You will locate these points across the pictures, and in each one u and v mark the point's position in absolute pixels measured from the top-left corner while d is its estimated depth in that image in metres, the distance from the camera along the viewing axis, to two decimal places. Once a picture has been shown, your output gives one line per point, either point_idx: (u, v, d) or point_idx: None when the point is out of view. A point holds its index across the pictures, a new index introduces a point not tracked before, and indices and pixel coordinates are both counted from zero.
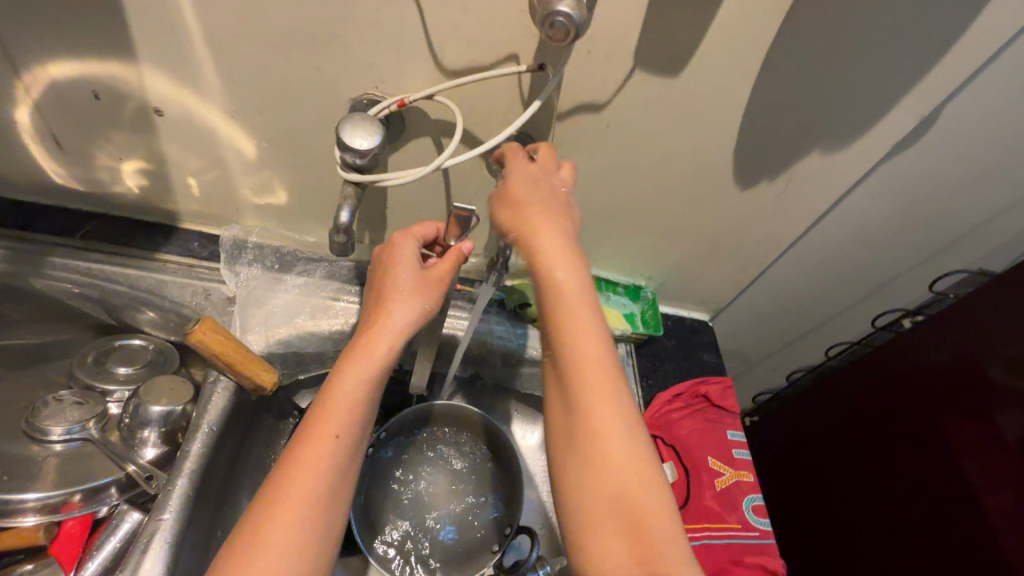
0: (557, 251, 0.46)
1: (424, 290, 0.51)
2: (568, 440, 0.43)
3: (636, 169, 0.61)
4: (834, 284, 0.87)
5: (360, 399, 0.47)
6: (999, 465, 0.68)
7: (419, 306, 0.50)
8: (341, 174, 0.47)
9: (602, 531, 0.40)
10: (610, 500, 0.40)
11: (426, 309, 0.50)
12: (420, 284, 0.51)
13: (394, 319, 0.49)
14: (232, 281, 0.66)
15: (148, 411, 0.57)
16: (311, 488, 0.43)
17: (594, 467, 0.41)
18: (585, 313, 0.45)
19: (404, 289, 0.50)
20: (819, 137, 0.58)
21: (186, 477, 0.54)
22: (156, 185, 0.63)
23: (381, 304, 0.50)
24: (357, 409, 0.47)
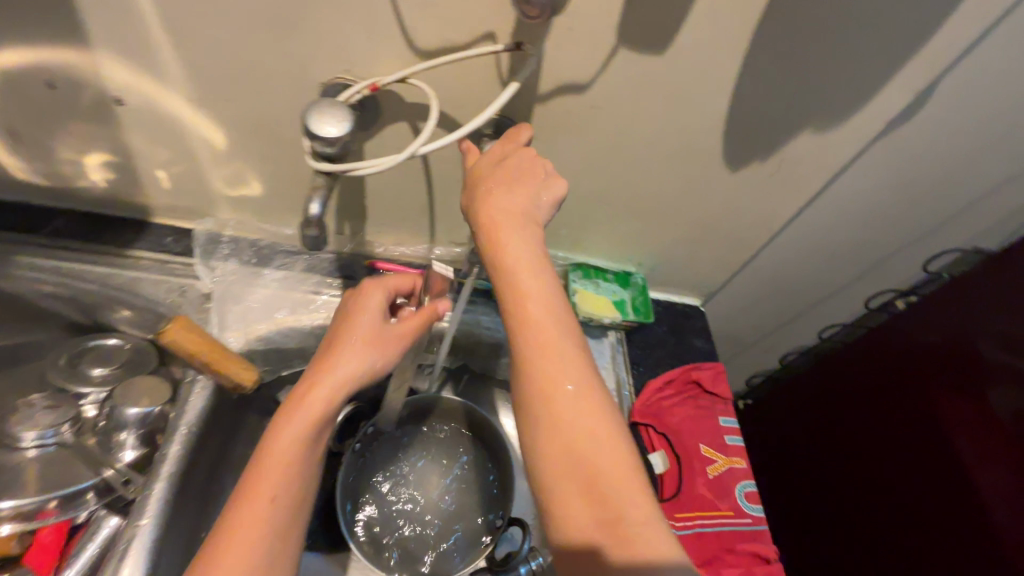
0: (508, 223, 0.45)
1: (381, 343, 0.49)
2: (526, 414, 0.42)
3: (623, 153, 0.59)
4: (827, 265, 0.85)
5: (297, 458, 0.45)
6: (992, 440, 0.68)
7: (373, 358, 0.48)
8: (311, 165, 0.44)
9: (562, 493, 0.38)
10: (567, 464, 0.39)
11: (377, 364, 0.48)
12: (375, 342, 0.49)
13: (340, 370, 0.47)
14: (207, 276, 0.64)
15: (124, 414, 0.56)
16: (244, 547, 0.41)
17: (550, 432, 0.40)
18: (543, 276, 0.44)
19: (360, 339, 0.48)
20: (811, 115, 0.56)
21: (165, 480, 0.52)
22: (123, 178, 0.60)
23: (332, 352, 0.48)
24: (295, 464, 0.44)
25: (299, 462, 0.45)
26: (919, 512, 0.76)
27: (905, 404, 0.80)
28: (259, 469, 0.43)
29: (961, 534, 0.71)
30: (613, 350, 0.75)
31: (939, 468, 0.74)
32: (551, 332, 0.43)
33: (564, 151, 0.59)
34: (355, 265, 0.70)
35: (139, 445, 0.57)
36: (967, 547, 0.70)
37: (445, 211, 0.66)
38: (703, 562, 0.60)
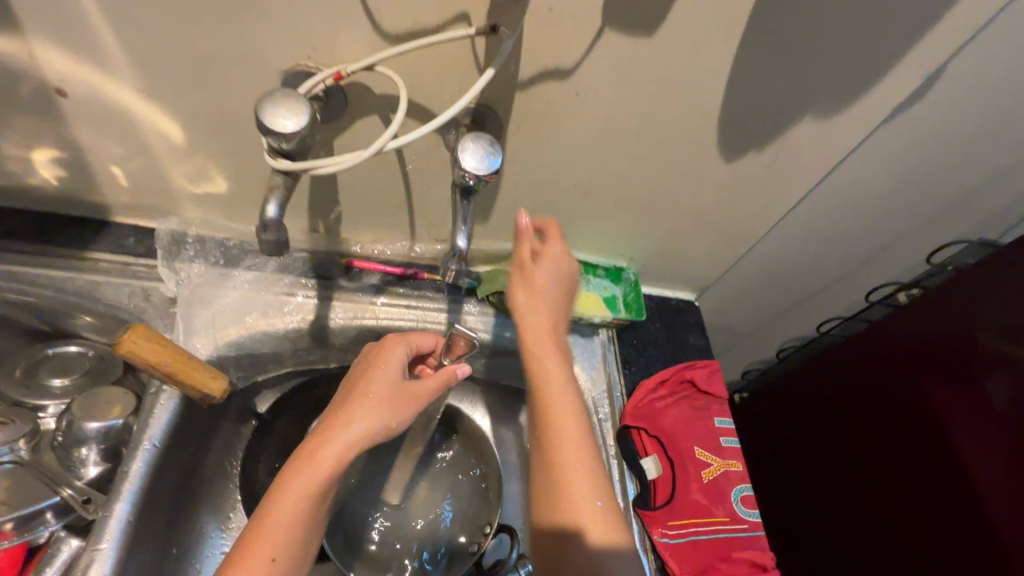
0: (551, 298, 0.56)
1: (398, 407, 0.49)
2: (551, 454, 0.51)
3: (612, 144, 0.56)
4: (825, 257, 0.82)
5: (302, 516, 0.44)
6: (993, 437, 0.65)
7: (388, 419, 0.48)
8: (268, 162, 0.40)
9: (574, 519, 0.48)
10: (581, 497, 0.49)
11: (390, 426, 0.48)
12: (388, 399, 0.49)
13: (354, 429, 0.47)
14: (172, 279, 0.60)
15: (83, 428, 0.53)
16: None
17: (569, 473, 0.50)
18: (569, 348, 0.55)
19: (379, 400, 0.48)
20: (811, 101, 0.52)
21: (126, 500, 0.49)
22: (76, 176, 0.56)
23: (346, 408, 0.48)
24: (302, 520, 0.44)
25: (299, 519, 0.44)
26: (915, 510, 0.74)
27: (901, 399, 0.77)
28: (268, 520, 0.43)
29: (957, 532, 0.69)
30: (604, 349, 0.71)
31: (935, 464, 0.72)
32: (570, 408, 0.52)
33: (549, 143, 0.55)
34: (332, 265, 0.66)
35: (102, 460, 0.54)
36: (965, 545, 0.68)
37: (424, 206, 0.63)
38: (697, 571, 0.58)
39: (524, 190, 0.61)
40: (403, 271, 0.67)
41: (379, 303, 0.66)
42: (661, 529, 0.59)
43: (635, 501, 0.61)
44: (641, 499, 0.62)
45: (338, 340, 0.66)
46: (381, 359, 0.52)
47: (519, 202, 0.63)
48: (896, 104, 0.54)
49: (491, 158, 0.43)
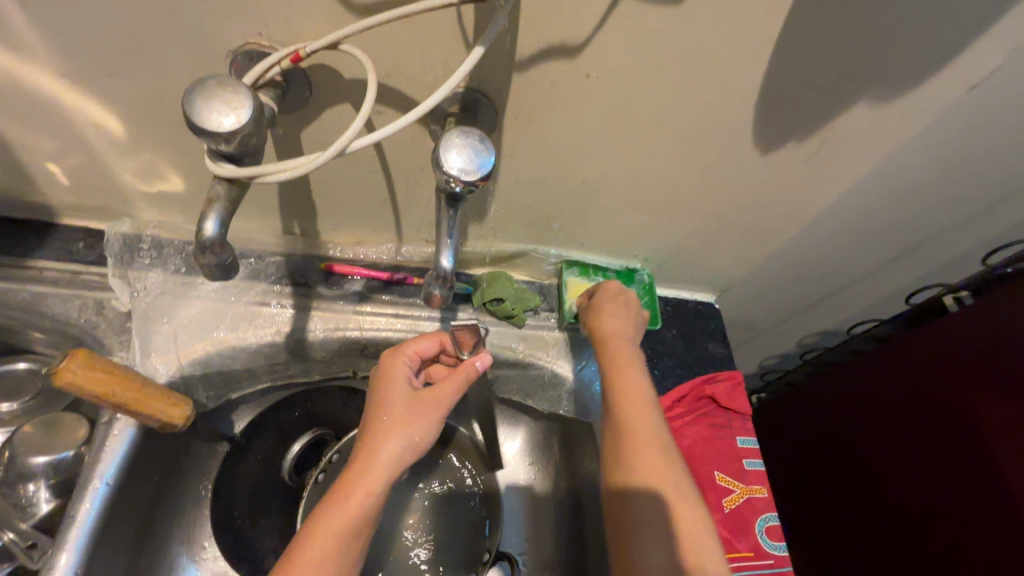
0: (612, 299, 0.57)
1: (426, 412, 0.45)
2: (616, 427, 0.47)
3: (628, 134, 0.47)
4: (860, 253, 0.74)
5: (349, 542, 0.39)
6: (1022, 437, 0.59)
7: (423, 430, 0.44)
8: (208, 167, 0.33)
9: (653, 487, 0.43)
10: (653, 465, 0.44)
11: (418, 441, 0.44)
12: (411, 412, 0.45)
13: (384, 449, 0.43)
14: (125, 291, 0.53)
15: (28, 462, 0.47)
16: None
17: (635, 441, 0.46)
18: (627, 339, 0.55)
19: (404, 412, 0.44)
20: (868, 80, 0.44)
21: (72, 548, 0.44)
22: (8, 174, 0.49)
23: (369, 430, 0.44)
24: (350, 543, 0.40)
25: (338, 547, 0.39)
26: (948, 536, 0.67)
27: (940, 413, 0.70)
28: (306, 548, 0.38)
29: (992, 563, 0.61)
30: None
31: (973, 486, 0.64)
32: (635, 397, 0.48)
33: (554, 135, 0.47)
34: (309, 269, 0.59)
35: (55, 496, 0.48)
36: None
37: (410, 205, 0.55)
38: None
39: (524, 187, 0.53)
40: (390, 276, 0.60)
41: (363, 312, 0.59)
42: None
43: None
44: None
45: (319, 353, 0.59)
46: (388, 369, 0.47)
47: (519, 201, 0.55)
48: (969, 84, 0.45)
49: (482, 159, 0.35)
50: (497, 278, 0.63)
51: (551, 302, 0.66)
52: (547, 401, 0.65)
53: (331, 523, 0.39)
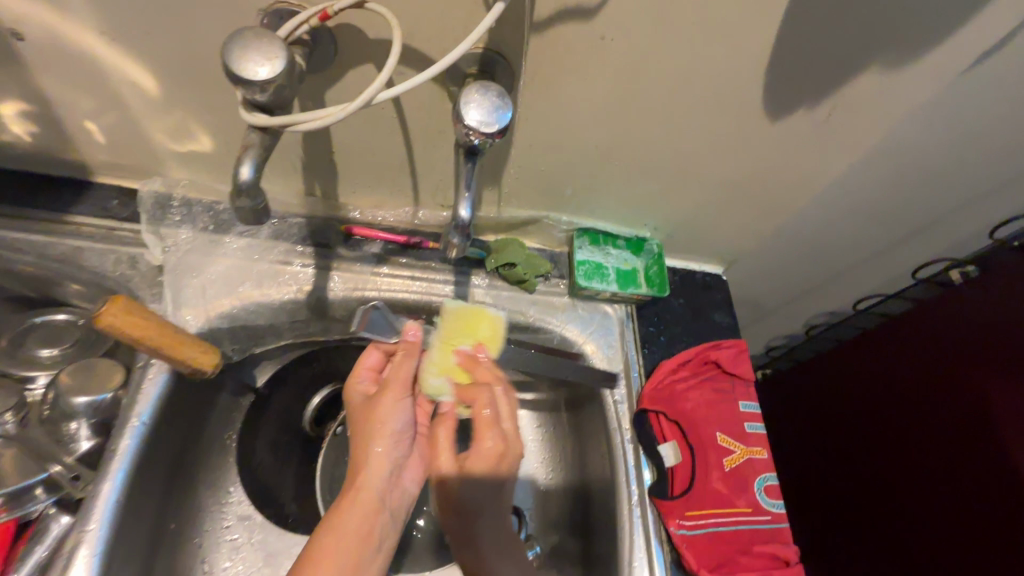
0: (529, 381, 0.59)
1: (387, 408, 0.52)
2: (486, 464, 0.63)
3: (641, 99, 0.49)
4: (868, 228, 0.75)
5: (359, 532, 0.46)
6: None
7: (387, 425, 0.52)
8: (243, 117, 0.35)
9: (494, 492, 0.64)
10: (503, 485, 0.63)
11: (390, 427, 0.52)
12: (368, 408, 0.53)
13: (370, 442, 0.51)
14: (157, 246, 0.56)
15: (72, 402, 0.50)
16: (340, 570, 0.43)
17: None
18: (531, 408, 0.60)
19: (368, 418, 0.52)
20: (878, 47, 0.45)
21: (113, 479, 0.47)
22: (49, 131, 0.51)
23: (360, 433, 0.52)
24: (368, 525, 0.47)
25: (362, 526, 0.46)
26: (952, 512, 0.69)
27: (950, 391, 0.70)
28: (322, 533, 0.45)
29: (997, 538, 0.63)
30: (622, 326, 0.67)
31: (981, 464, 0.66)
32: None
33: (568, 99, 0.48)
34: (329, 231, 0.62)
35: (94, 435, 0.52)
36: (1003, 551, 0.62)
37: (427, 169, 0.57)
38: (714, 566, 0.54)
39: (538, 152, 0.55)
40: (407, 240, 0.62)
41: (382, 273, 0.62)
42: (677, 520, 0.56)
43: (651, 489, 0.58)
44: (657, 486, 0.58)
45: (337, 311, 0.62)
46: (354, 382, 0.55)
47: (533, 166, 0.56)
48: (979, 52, 0.46)
49: (500, 113, 0.37)
50: (436, 353, 0.55)
51: (562, 269, 0.68)
52: None
53: (337, 521, 0.46)
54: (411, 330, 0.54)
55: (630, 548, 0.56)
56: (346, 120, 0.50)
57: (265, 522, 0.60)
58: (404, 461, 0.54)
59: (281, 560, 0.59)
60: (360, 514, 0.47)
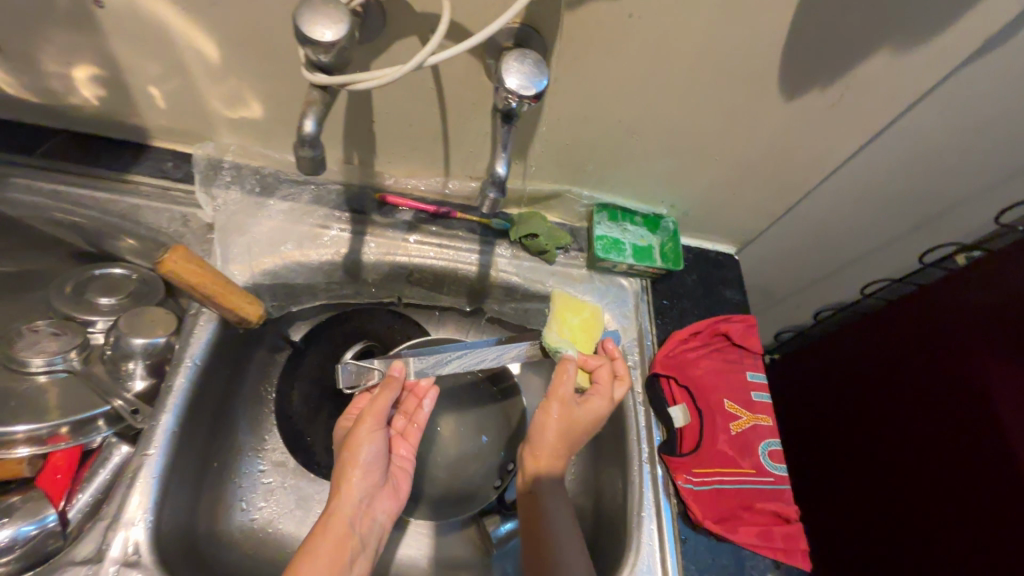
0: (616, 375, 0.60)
1: (359, 440, 0.54)
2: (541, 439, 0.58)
3: (663, 76, 0.52)
4: (878, 215, 0.77)
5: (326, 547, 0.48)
6: None
7: (361, 459, 0.54)
8: (305, 76, 0.39)
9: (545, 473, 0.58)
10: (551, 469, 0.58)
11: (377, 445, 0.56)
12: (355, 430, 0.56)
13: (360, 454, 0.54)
14: (209, 205, 0.61)
15: (131, 342, 0.54)
16: None
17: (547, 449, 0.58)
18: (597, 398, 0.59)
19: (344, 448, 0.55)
20: (888, 30, 0.48)
21: (170, 413, 0.52)
22: (115, 95, 0.56)
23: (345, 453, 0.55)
24: (340, 549, 0.49)
25: (341, 542, 0.50)
26: (945, 487, 0.71)
27: (950, 372, 0.73)
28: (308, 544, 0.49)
29: (987, 511, 0.66)
30: (636, 299, 0.71)
31: (975, 439, 0.68)
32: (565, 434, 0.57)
33: (595, 74, 0.52)
34: (365, 199, 0.66)
35: (148, 375, 0.56)
36: (992, 523, 0.65)
37: (459, 140, 0.60)
38: (718, 519, 0.57)
39: (564, 126, 0.58)
40: (436, 210, 0.66)
41: (411, 240, 0.66)
42: (685, 476, 0.59)
43: (660, 447, 0.61)
44: (666, 445, 0.61)
45: (370, 276, 0.67)
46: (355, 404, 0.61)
47: (558, 140, 0.60)
48: (984, 38, 0.49)
49: (535, 79, 0.40)
50: (553, 321, 0.63)
51: (580, 243, 0.72)
52: None
53: (314, 541, 0.49)
54: (395, 367, 0.59)
55: (639, 499, 0.58)
56: (387, 90, 0.53)
57: (297, 468, 0.65)
58: (377, 493, 0.56)
59: (312, 502, 0.63)
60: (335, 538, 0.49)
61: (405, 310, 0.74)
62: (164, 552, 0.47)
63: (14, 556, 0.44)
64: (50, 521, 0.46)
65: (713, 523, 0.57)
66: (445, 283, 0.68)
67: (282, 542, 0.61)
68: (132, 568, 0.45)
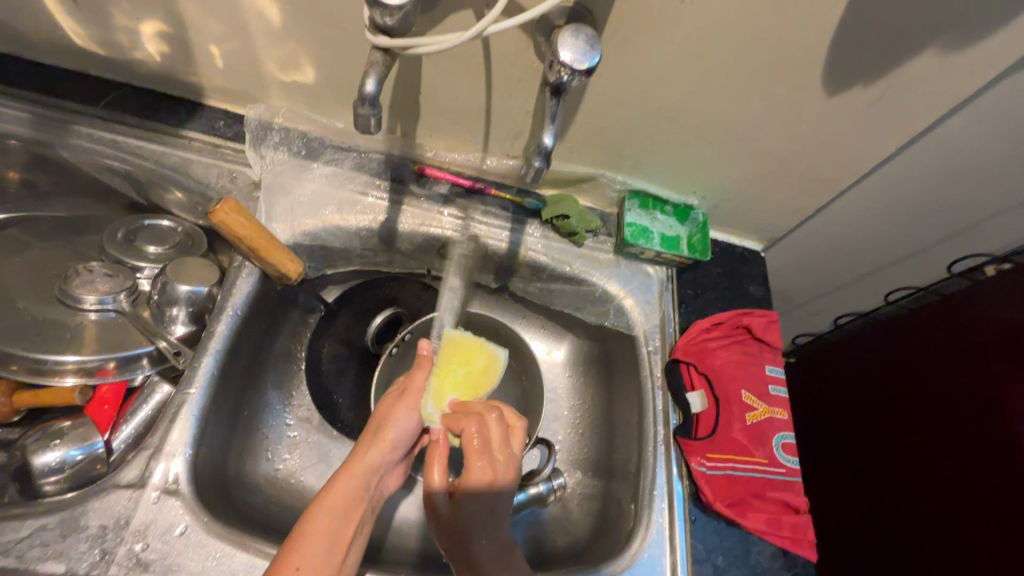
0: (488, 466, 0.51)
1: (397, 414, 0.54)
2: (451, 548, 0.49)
3: (707, 66, 0.53)
4: (910, 224, 0.77)
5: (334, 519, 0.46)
6: None
7: (395, 433, 0.53)
8: (369, 38, 0.42)
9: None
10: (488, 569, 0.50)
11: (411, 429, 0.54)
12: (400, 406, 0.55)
13: (396, 427, 0.53)
14: (257, 164, 0.64)
15: (176, 290, 0.57)
16: (318, 543, 0.43)
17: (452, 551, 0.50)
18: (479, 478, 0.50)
19: (378, 418, 0.54)
20: (936, 33, 0.49)
21: (212, 355, 0.55)
22: (177, 53, 0.58)
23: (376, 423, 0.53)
24: (351, 514, 0.47)
25: (351, 507, 0.47)
26: (948, 494, 0.71)
27: (964, 380, 0.73)
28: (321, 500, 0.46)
29: (989, 520, 0.66)
30: (661, 287, 0.72)
31: (982, 448, 0.68)
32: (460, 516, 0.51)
33: (641, 56, 0.53)
34: (404, 169, 0.68)
35: (189, 322, 0.58)
36: (993, 531, 0.65)
37: (501, 118, 0.62)
38: (728, 503, 0.58)
39: (606, 109, 0.59)
40: (472, 185, 0.68)
41: (445, 213, 0.67)
42: (699, 459, 0.60)
43: (675, 430, 0.62)
44: (682, 428, 0.62)
45: (403, 245, 0.69)
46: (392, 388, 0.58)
47: (599, 122, 0.61)
48: None
49: (588, 56, 0.42)
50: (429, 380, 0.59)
51: (609, 228, 0.73)
52: (596, 314, 0.73)
53: (325, 508, 0.46)
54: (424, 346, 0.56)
55: (652, 476, 0.60)
56: (437, 62, 0.55)
57: (321, 425, 0.67)
58: (390, 468, 0.54)
59: (333, 459, 0.65)
60: (343, 509, 0.47)
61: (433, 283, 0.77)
62: (200, 484, 0.50)
63: (63, 476, 0.48)
64: (97, 448, 0.49)
65: (723, 506, 0.58)
66: (475, 259, 0.70)
67: (304, 493, 0.62)
68: (172, 496, 0.47)
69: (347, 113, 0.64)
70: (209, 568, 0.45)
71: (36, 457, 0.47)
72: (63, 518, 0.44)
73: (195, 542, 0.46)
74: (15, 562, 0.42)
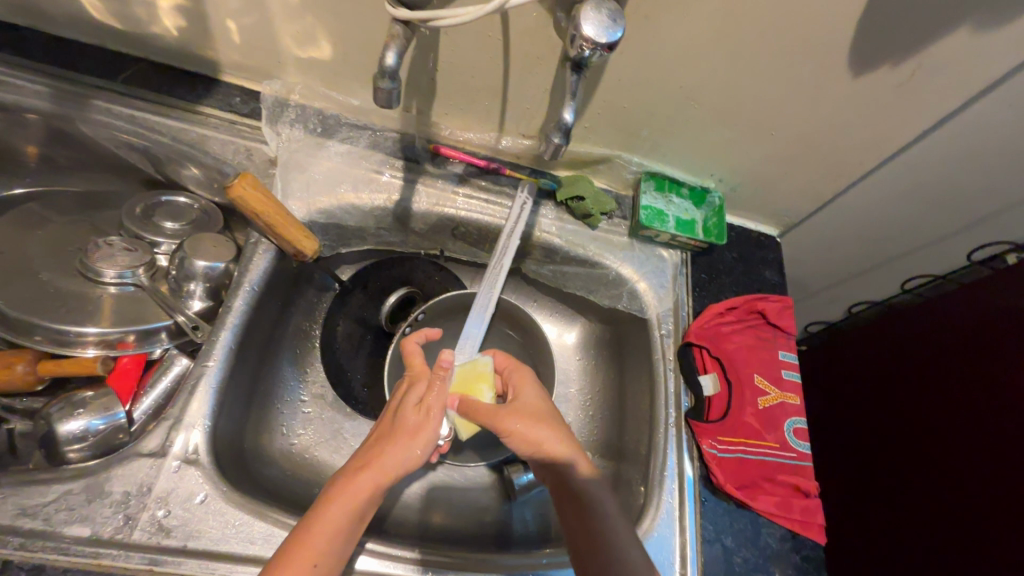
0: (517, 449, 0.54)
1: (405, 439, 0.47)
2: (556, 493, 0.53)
3: (730, 44, 0.52)
4: (930, 211, 0.76)
5: (346, 529, 0.43)
6: None
7: (401, 450, 0.46)
8: (390, 11, 0.43)
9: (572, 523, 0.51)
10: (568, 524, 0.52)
11: (418, 448, 0.47)
12: (417, 424, 0.48)
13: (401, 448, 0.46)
14: (274, 140, 0.64)
15: (193, 265, 0.57)
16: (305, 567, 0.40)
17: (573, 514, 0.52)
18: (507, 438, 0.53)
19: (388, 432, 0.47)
20: (971, 11, 0.47)
21: (229, 330, 0.55)
22: (193, 27, 0.58)
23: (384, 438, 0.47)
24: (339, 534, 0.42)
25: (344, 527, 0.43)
26: (960, 482, 0.71)
27: (982, 369, 0.72)
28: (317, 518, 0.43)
29: (1002, 508, 0.66)
30: (675, 271, 0.71)
31: (996, 435, 0.68)
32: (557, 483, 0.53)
33: (664, 32, 0.51)
34: (419, 148, 0.68)
35: (206, 297, 0.59)
36: (1006, 518, 0.65)
37: (518, 96, 0.61)
38: (739, 485, 0.59)
39: (625, 87, 0.58)
40: (486, 164, 0.67)
41: (459, 192, 0.67)
42: (711, 442, 0.60)
43: (687, 412, 0.62)
44: (693, 411, 0.62)
45: (418, 224, 0.69)
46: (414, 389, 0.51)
47: (617, 101, 0.60)
48: None
49: (610, 30, 0.42)
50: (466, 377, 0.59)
51: (624, 211, 0.73)
52: (608, 297, 0.72)
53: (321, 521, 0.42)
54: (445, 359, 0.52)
55: (664, 455, 0.60)
56: (455, 37, 0.54)
57: (335, 401, 0.68)
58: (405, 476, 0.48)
59: (346, 436, 0.66)
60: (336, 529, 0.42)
61: (447, 263, 0.77)
62: (218, 455, 0.51)
63: (86, 443, 0.49)
64: (118, 418, 0.50)
65: (733, 488, 0.58)
66: (490, 240, 0.70)
67: (319, 468, 0.63)
68: (192, 466, 0.48)
69: (363, 90, 0.64)
70: (228, 536, 0.46)
71: (60, 425, 0.48)
72: (87, 483, 0.46)
73: (215, 510, 0.47)
74: (42, 525, 0.43)
